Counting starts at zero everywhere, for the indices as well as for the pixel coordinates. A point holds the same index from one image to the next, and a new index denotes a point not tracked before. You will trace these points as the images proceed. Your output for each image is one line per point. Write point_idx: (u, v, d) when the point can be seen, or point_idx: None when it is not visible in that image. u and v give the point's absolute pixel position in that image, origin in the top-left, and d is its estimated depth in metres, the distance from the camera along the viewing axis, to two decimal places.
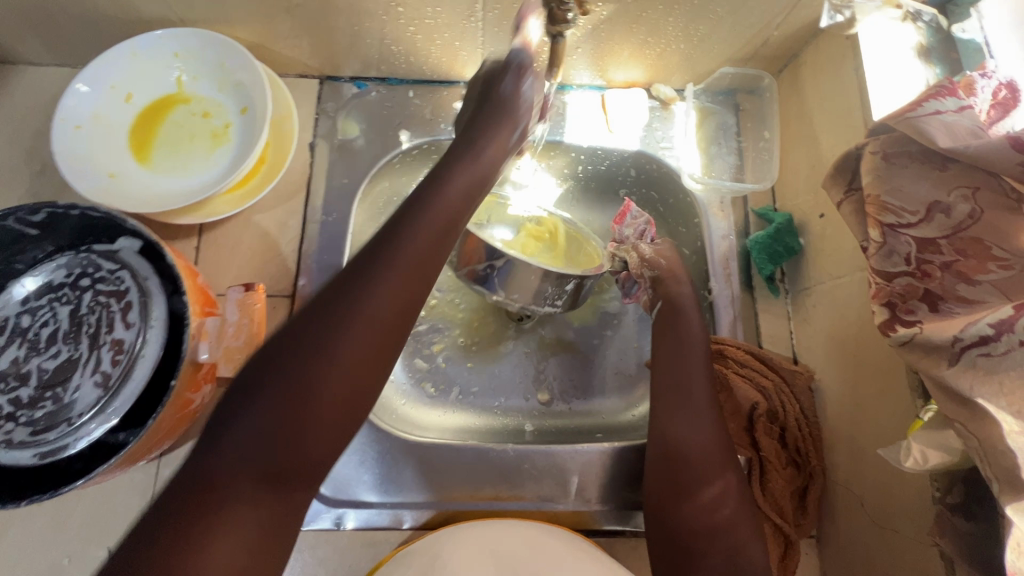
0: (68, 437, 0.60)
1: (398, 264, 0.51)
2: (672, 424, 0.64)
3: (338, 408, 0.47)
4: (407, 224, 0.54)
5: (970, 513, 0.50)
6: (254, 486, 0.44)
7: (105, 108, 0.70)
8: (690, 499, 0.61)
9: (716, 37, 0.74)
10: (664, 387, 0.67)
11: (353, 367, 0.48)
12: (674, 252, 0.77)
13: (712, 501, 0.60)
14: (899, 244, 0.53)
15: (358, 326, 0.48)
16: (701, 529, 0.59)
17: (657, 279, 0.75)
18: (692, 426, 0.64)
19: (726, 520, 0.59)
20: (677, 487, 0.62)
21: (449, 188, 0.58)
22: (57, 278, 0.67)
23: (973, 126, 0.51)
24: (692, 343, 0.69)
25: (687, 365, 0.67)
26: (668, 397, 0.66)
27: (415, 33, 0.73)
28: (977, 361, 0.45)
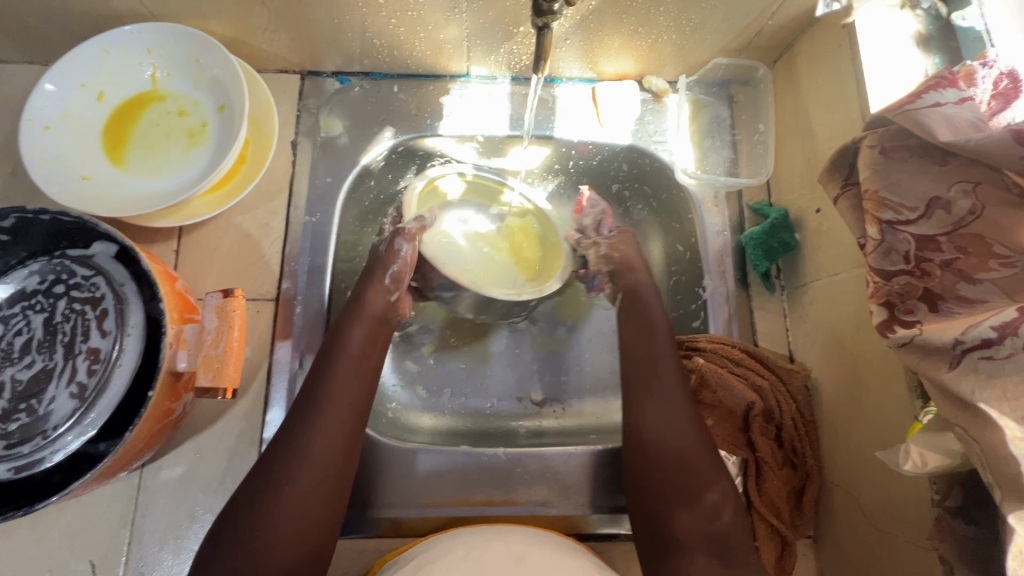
0: (44, 450, 0.57)
1: (341, 370, 0.62)
2: (656, 425, 0.61)
3: (305, 509, 0.54)
4: (345, 334, 0.65)
5: (971, 517, 0.49)
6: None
7: (76, 107, 0.68)
8: (689, 506, 0.56)
9: (709, 27, 0.72)
10: (641, 388, 0.64)
11: (315, 473, 0.56)
12: (629, 242, 0.77)
13: (712, 507, 0.56)
14: (897, 242, 0.51)
15: (313, 438, 0.57)
16: (700, 537, 0.55)
17: (613, 272, 0.75)
18: (676, 425, 0.61)
19: (726, 528, 0.55)
20: (658, 491, 0.59)
21: (372, 308, 0.68)
22: (29, 285, 0.64)
23: (975, 118, 0.49)
24: (664, 342, 0.67)
25: (660, 363, 0.65)
26: (647, 399, 0.63)
27: (398, 26, 0.70)
28: (980, 364, 0.44)
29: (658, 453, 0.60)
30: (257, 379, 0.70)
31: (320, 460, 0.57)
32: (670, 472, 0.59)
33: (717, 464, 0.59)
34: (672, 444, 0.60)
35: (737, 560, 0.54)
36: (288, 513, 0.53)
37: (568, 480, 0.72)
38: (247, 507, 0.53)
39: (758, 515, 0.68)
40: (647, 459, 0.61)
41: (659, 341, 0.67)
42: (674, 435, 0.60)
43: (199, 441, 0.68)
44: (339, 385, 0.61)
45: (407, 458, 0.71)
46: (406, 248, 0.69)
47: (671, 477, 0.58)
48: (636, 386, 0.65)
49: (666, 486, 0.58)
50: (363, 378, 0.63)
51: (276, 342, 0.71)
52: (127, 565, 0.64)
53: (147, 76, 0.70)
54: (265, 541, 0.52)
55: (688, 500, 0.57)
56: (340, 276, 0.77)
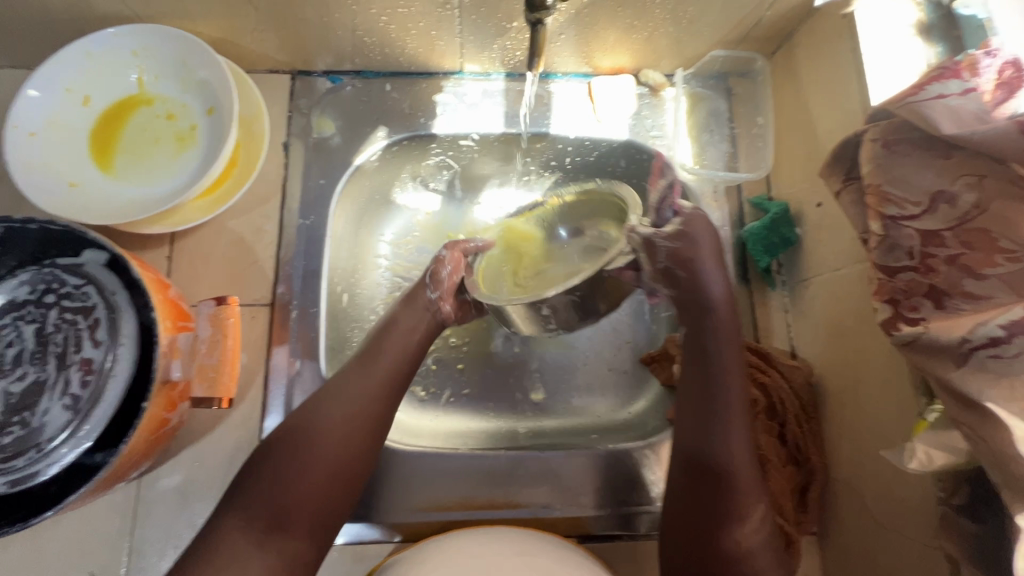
0: (39, 463, 0.57)
1: (387, 349, 0.63)
2: (706, 440, 0.58)
3: (333, 468, 0.56)
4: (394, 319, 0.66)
5: (976, 514, 0.49)
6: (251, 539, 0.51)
7: (62, 113, 0.66)
8: (729, 526, 0.54)
9: (706, 19, 0.70)
10: (696, 397, 0.61)
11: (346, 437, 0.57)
12: (705, 229, 0.65)
13: (752, 527, 0.54)
14: (901, 237, 0.51)
15: (343, 413, 0.58)
16: (729, 557, 0.54)
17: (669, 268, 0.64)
18: (733, 444, 0.57)
19: (759, 549, 0.54)
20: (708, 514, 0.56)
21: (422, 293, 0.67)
22: (20, 295, 0.63)
23: (980, 109, 0.48)
24: (730, 351, 0.62)
25: (724, 374, 0.60)
26: (703, 410, 0.60)
27: (388, 24, 0.68)
28: (987, 363, 0.43)
29: (701, 468, 0.58)
30: (254, 385, 0.70)
31: (343, 451, 0.57)
32: (713, 488, 0.56)
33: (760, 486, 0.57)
34: (724, 463, 0.57)
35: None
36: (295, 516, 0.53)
37: (571, 480, 0.71)
38: (249, 504, 0.53)
39: None
40: (691, 471, 0.58)
41: (722, 343, 0.62)
42: (728, 455, 0.57)
43: (198, 449, 0.67)
44: (374, 384, 0.60)
45: (408, 462, 0.71)
46: (446, 254, 0.68)
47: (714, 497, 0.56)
48: (693, 396, 0.61)
49: (709, 505, 0.56)
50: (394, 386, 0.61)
51: (273, 347, 0.70)
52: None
53: (134, 79, 0.69)
54: (270, 536, 0.52)
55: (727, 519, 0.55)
56: (336, 278, 0.75)
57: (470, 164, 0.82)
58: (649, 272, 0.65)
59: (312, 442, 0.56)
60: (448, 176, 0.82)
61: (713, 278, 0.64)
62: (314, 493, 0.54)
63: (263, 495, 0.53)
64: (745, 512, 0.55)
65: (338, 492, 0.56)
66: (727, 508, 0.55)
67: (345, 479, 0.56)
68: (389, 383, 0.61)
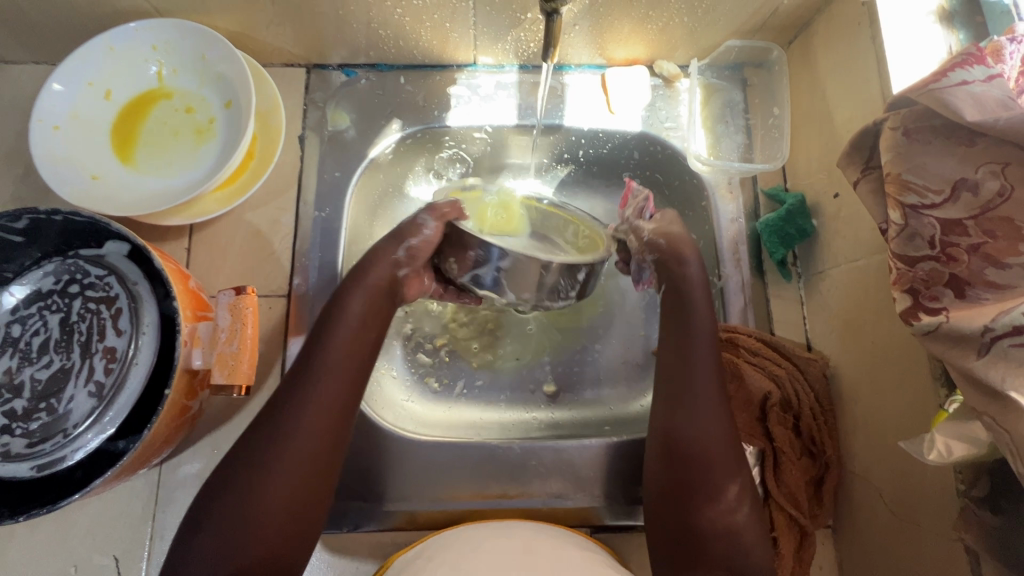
0: (65, 448, 0.58)
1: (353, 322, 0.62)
2: (681, 414, 0.61)
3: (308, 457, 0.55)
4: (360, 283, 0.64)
5: (996, 506, 0.49)
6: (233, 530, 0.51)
7: (85, 107, 0.68)
8: (709, 501, 0.57)
9: (721, 9, 0.70)
10: (675, 376, 0.63)
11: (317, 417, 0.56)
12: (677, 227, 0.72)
13: (732, 502, 0.57)
14: (922, 226, 0.50)
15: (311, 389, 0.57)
16: (716, 528, 0.56)
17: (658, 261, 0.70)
18: (709, 422, 0.59)
19: (741, 524, 0.56)
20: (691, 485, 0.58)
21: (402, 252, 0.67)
22: (45, 286, 0.65)
23: (1004, 96, 0.47)
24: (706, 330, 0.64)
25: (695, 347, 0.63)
26: (686, 393, 0.61)
27: (403, 16, 0.69)
28: (1009, 352, 0.42)
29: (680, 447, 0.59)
30: (271, 375, 0.71)
31: (311, 435, 0.55)
32: (697, 464, 0.58)
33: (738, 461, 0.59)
34: (708, 437, 0.59)
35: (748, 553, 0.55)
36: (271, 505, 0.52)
37: (583, 471, 0.72)
38: None
39: (775, 505, 0.67)
40: (678, 446, 0.59)
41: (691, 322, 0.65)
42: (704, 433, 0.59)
43: (216, 437, 0.68)
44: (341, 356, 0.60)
45: (421, 454, 0.71)
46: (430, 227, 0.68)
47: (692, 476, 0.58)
48: (672, 369, 0.63)
49: (683, 484, 0.58)
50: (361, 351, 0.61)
51: (289, 338, 0.71)
52: (150, 560, 0.65)
53: (154, 73, 0.70)
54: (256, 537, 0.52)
55: (708, 494, 0.57)
56: (351, 271, 0.76)
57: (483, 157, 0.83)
58: (636, 250, 0.73)
59: (286, 420, 0.55)
60: (460, 169, 0.84)
61: (696, 268, 0.68)
62: (291, 465, 0.54)
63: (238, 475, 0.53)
64: (726, 484, 0.57)
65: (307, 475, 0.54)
66: (704, 485, 0.57)
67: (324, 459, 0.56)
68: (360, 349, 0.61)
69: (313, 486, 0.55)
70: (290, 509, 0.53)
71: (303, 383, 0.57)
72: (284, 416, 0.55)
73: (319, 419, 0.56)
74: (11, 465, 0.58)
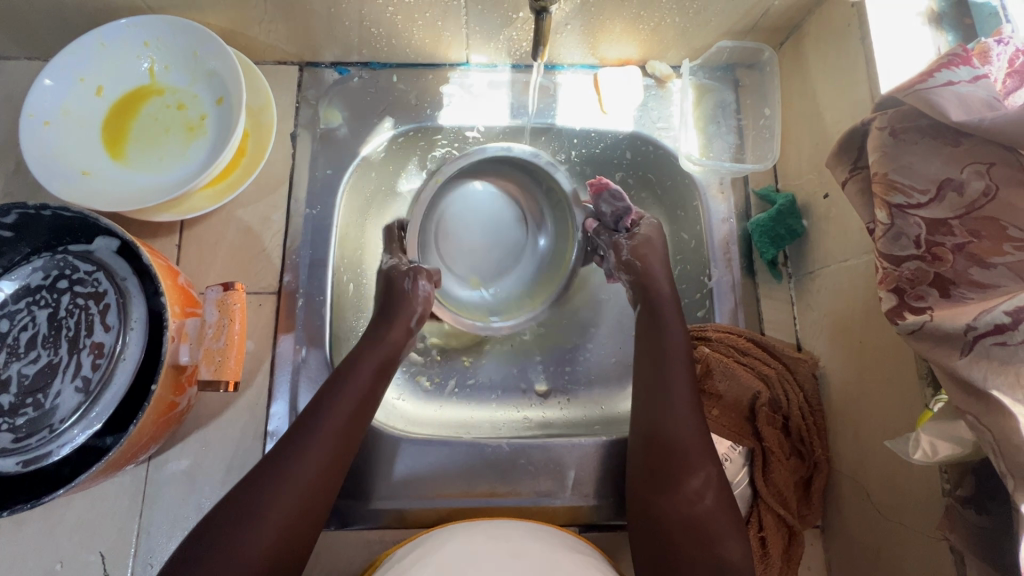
0: (50, 444, 0.58)
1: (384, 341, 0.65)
2: (653, 408, 0.63)
3: (331, 465, 0.58)
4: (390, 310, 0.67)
5: (982, 507, 0.48)
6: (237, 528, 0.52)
7: (76, 102, 0.68)
8: (671, 492, 0.59)
9: (712, 10, 0.70)
10: (644, 382, 0.65)
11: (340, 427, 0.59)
12: (654, 245, 0.71)
13: (693, 493, 0.58)
14: (907, 226, 0.50)
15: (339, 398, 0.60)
16: (682, 521, 0.57)
17: (634, 283, 0.70)
18: (672, 418, 0.62)
19: (705, 512, 0.57)
20: (662, 478, 0.60)
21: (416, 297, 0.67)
22: (34, 281, 0.64)
23: (989, 96, 0.48)
24: (679, 344, 0.66)
25: (665, 352, 0.66)
26: (653, 399, 0.64)
27: (395, 14, 0.69)
28: (992, 351, 0.42)
29: (655, 443, 0.61)
30: (260, 372, 0.70)
31: (336, 441, 0.58)
32: (664, 460, 0.60)
33: (707, 450, 0.61)
34: (669, 432, 0.61)
35: (714, 544, 0.56)
36: (251, 557, 0.51)
37: (573, 471, 0.72)
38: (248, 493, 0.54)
39: (764, 505, 0.67)
40: (650, 446, 0.62)
41: (665, 326, 0.67)
42: (672, 427, 0.61)
43: (205, 434, 0.68)
44: (368, 374, 0.62)
45: (411, 452, 0.71)
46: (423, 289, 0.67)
47: (662, 467, 0.60)
48: (645, 373, 0.66)
49: (650, 479, 0.61)
50: (387, 373, 0.64)
51: (279, 335, 0.71)
52: (136, 556, 0.65)
53: (145, 70, 0.70)
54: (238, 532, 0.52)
55: (671, 486, 0.59)
56: (343, 269, 0.76)
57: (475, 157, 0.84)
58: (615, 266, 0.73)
59: (298, 450, 0.57)
60: None
61: (664, 287, 0.69)
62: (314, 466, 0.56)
63: (262, 472, 0.55)
64: (693, 474, 0.59)
65: (325, 481, 0.57)
66: (665, 478, 0.60)
67: (318, 501, 0.56)
68: (386, 368, 0.64)
69: (325, 490, 0.57)
70: (301, 508, 0.55)
71: (324, 414, 0.59)
72: (311, 418, 0.59)
73: (319, 467, 0.57)
74: None
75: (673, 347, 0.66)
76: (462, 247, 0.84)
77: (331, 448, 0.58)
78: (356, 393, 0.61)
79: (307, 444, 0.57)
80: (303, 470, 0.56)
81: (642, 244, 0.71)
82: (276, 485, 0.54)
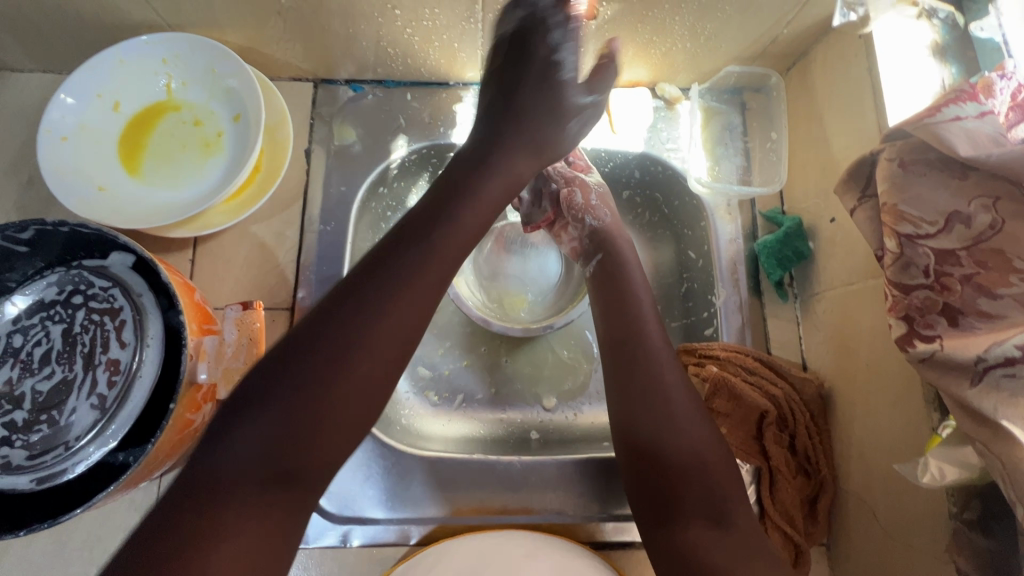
0: (65, 461, 0.58)
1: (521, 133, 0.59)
2: (674, 432, 0.57)
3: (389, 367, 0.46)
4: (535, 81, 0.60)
5: (989, 530, 0.50)
6: (267, 480, 0.42)
7: (93, 117, 0.68)
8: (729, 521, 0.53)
9: (723, 36, 0.72)
10: (644, 389, 0.60)
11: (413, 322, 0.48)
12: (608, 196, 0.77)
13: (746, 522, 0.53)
14: (916, 256, 0.51)
15: (447, 228, 0.51)
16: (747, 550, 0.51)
17: (597, 232, 0.74)
18: (698, 443, 0.57)
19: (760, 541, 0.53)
20: (709, 513, 0.53)
21: (569, 118, 0.62)
22: (48, 296, 0.64)
23: (994, 132, 0.49)
24: (663, 345, 0.63)
25: (660, 353, 0.62)
26: (670, 415, 0.58)
27: (413, 36, 0.70)
28: (1001, 382, 0.44)
29: (685, 470, 0.55)
30: None
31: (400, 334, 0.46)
32: (696, 487, 0.55)
33: (730, 474, 0.56)
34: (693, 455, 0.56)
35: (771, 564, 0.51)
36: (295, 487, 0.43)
37: (583, 487, 0.72)
38: (294, 393, 0.43)
39: (772, 523, 0.69)
40: (674, 473, 0.56)
41: (644, 317, 0.66)
42: (697, 450, 0.56)
43: None
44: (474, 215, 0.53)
45: (423, 469, 0.71)
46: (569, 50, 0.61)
47: (700, 497, 0.54)
48: (638, 374, 0.61)
49: (693, 508, 0.53)
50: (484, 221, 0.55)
51: None
52: None
53: (162, 86, 0.70)
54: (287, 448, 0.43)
55: (722, 518, 0.53)
56: None
57: None
58: (569, 216, 0.76)
59: (358, 336, 0.45)
60: None
61: (630, 257, 0.72)
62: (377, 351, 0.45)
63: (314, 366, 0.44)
64: (735, 504, 0.54)
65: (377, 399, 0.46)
66: (715, 508, 0.53)
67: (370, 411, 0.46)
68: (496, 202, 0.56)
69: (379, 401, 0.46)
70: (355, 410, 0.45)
71: (393, 270, 0.48)
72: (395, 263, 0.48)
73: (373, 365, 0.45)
74: (10, 477, 0.57)
75: (660, 343, 0.63)
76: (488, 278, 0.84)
77: (378, 371, 0.45)
78: (423, 298, 0.48)
79: (381, 319, 0.46)
80: (366, 364, 0.45)
81: (605, 201, 0.76)
82: (308, 444, 0.43)
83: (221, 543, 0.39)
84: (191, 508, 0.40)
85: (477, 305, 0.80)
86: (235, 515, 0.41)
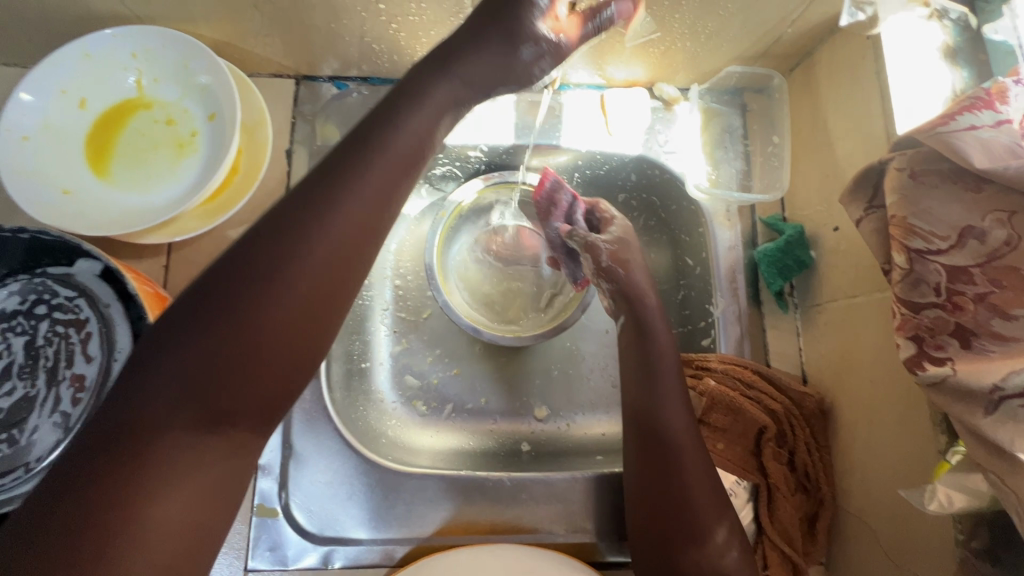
0: (26, 484, 0.54)
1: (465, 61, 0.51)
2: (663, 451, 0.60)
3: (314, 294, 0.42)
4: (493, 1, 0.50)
5: (996, 558, 0.49)
6: (194, 420, 0.39)
7: (56, 116, 0.64)
8: (701, 542, 0.57)
9: (725, 34, 0.69)
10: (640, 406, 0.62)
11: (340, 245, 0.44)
12: (632, 246, 0.68)
13: (721, 545, 0.57)
14: (927, 273, 0.48)
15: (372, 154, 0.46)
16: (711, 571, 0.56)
17: (617, 289, 0.66)
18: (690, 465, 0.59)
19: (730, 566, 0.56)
20: (683, 531, 0.57)
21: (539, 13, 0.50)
22: (9, 306, 0.60)
23: (1012, 142, 0.47)
24: (670, 362, 0.64)
25: (657, 369, 0.63)
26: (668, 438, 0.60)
27: (398, 31, 0.67)
28: (1018, 412, 0.42)
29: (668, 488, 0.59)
30: None
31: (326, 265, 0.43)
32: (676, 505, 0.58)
33: (716, 496, 0.59)
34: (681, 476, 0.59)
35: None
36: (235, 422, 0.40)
37: (575, 504, 0.70)
38: (221, 327, 0.40)
39: (770, 542, 0.66)
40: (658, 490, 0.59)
41: (651, 336, 0.65)
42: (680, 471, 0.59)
43: None
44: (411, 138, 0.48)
45: (409, 486, 0.68)
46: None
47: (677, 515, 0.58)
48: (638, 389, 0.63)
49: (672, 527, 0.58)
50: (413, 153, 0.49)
51: None
52: None
53: (132, 82, 0.66)
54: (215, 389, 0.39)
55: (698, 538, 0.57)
56: None
57: (475, 173, 0.82)
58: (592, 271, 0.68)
59: (277, 264, 0.41)
60: (453, 184, 0.83)
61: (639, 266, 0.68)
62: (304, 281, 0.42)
63: (245, 293, 0.41)
64: (716, 525, 0.57)
65: (306, 331, 0.43)
66: (694, 529, 0.57)
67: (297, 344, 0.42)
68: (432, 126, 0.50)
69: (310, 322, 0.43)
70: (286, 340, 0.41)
71: (323, 197, 0.43)
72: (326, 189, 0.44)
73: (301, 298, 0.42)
74: None
75: (662, 360, 0.64)
76: (475, 282, 0.80)
77: (301, 295, 0.42)
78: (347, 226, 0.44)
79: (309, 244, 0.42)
80: (290, 291, 0.41)
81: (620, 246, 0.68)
82: (236, 383, 0.40)
83: (152, 499, 0.37)
84: (120, 459, 0.37)
85: (466, 312, 0.76)
86: (169, 454, 0.38)
